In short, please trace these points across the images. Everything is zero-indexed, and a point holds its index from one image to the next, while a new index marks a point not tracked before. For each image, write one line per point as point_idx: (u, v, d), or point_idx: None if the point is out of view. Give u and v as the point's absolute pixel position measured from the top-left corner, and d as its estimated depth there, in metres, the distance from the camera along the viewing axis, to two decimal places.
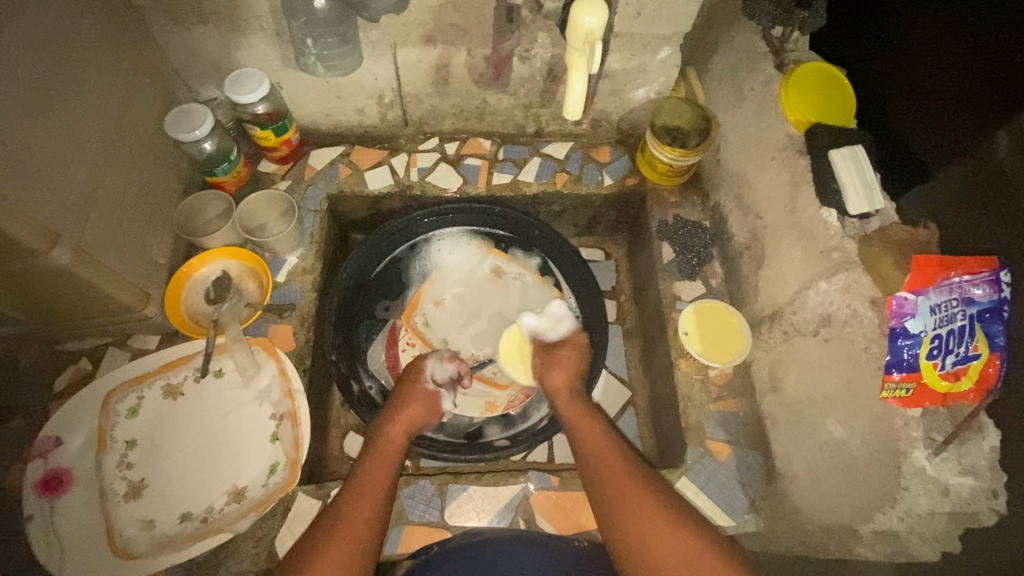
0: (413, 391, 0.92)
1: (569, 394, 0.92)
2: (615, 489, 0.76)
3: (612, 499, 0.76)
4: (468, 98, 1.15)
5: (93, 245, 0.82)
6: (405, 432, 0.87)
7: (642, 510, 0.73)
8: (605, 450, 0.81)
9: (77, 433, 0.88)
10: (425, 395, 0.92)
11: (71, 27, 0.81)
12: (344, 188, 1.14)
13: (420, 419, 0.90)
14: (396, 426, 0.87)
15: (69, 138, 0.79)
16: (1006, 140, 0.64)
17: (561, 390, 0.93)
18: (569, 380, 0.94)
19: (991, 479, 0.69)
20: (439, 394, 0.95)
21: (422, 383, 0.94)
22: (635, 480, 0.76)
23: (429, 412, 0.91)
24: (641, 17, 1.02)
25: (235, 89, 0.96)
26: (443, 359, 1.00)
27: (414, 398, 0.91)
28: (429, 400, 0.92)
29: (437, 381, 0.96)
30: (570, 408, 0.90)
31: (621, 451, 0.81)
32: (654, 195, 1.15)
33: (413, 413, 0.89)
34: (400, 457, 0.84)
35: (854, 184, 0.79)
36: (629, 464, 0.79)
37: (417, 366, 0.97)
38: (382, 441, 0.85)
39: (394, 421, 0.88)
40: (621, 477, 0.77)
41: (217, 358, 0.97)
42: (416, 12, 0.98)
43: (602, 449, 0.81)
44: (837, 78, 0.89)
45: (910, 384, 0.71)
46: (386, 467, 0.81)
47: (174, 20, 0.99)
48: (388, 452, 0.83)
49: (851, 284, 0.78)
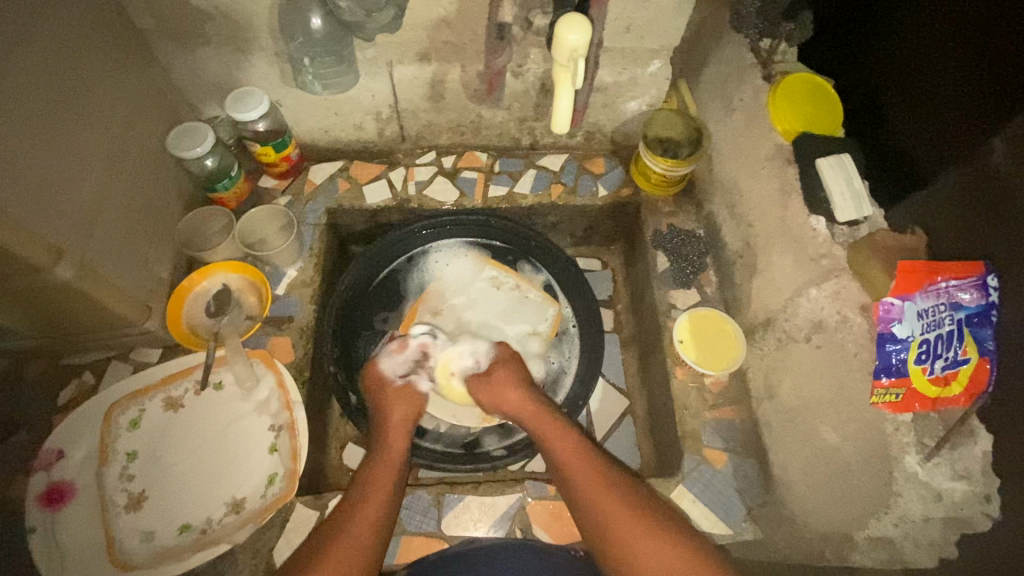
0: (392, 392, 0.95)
1: (529, 407, 0.91)
2: (592, 496, 0.77)
3: (589, 506, 0.77)
4: (464, 113, 1.17)
5: (96, 261, 0.84)
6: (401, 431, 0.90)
7: (621, 515, 0.74)
8: (577, 457, 0.82)
9: (79, 446, 0.90)
10: (407, 393, 0.96)
11: (77, 50, 0.84)
12: (343, 203, 1.16)
13: (408, 415, 0.93)
14: (393, 429, 0.90)
15: (73, 157, 0.81)
16: (1004, 145, 0.64)
17: (520, 404, 0.92)
18: (525, 393, 0.93)
19: (985, 484, 0.68)
20: (410, 381, 0.98)
21: (390, 382, 0.97)
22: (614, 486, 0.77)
23: (415, 404, 0.95)
24: (631, 32, 1.04)
25: (236, 107, 0.98)
26: (393, 353, 1.01)
27: (400, 398, 0.95)
28: (410, 395, 0.95)
29: (401, 374, 0.99)
30: (534, 420, 0.90)
31: (599, 457, 0.82)
32: (648, 204, 1.17)
33: (402, 415, 0.93)
34: (403, 460, 0.86)
35: (843, 193, 0.80)
36: (609, 469, 0.80)
37: (374, 371, 0.99)
38: (382, 445, 0.88)
39: (388, 424, 0.91)
40: (601, 487, 0.78)
41: (217, 371, 0.98)
42: (412, 31, 1.01)
43: (574, 456, 0.82)
44: (823, 88, 0.90)
45: (900, 390, 0.73)
46: (388, 471, 0.83)
47: (178, 42, 1.02)
48: (390, 457, 0.86)
49: (840, 290, 0.80)
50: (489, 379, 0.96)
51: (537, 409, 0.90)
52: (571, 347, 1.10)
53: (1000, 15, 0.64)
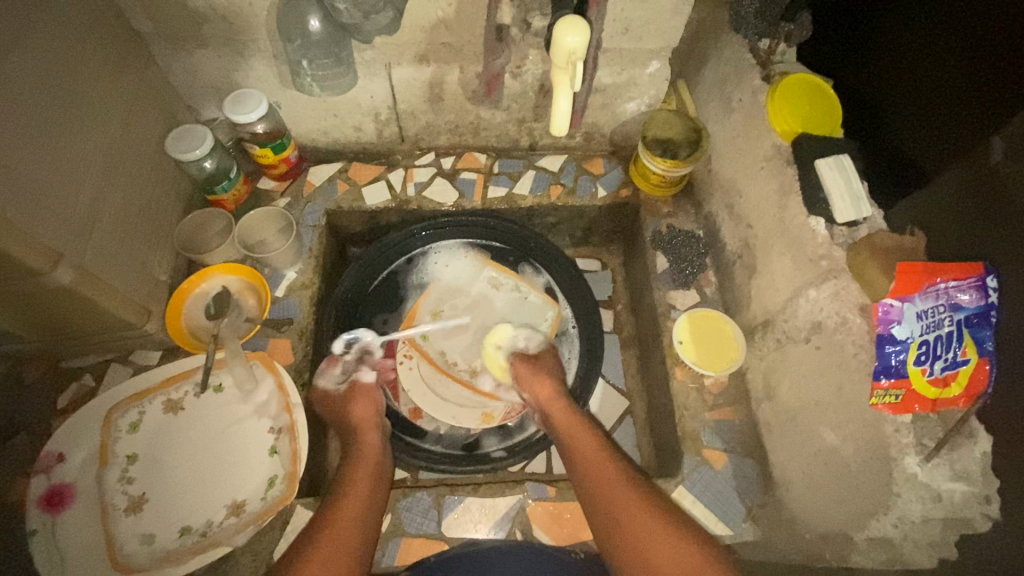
0: (347, 393, 0.97)
1: (559, 403, 0.93)
2: (608, 492, 0.79)
3: (604, 503, 0.78)
4: (462, 114, 1.17)
5: (95, 265, 0.84)
6: (371, 428, 0.92)
7: (633, 511, 0.75)
8: (598, 455, 0.83)
9: (79, 449, 0.90)
10: (361, 391, 0.97)
11: (74, 54, 0.84)
12: (341, 205, 1.16)
13: (370, 411, 0.95)
14: (365, 429, 0.92)
15: (72, 161, 0.81)
16: (1002, 144, 0.64)
17: (552, 399, 0.94)
18: (557, 389, 0.96)
19: (985, 484, 0.69)
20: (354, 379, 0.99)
21: (332, 391, 0.97)
22: (629, 484, 0.79)
23: (374, 399, 0.97)
24: (629, 33, 1.04)
25: (235, 109, 0.98)
26: (331, 364, 1.00)
27: (358, 395, 0.96)
28: (366, 391, 0.97)
29: (341, 380, 0.99)
30: (563, 417, 0.92)
31: (617, 456, 0.84)
32: (647, 205, 1.17)
33: (366, 412, 0.94)
34: (378, 456, 0.88)
35: (842, 192, 0.81)
36: (624, 468, 0.82)
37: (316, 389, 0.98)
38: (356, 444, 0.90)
39: (358, 423, 0.93)
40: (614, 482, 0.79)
41: (217, 373, 0.98)
42: (410, 32, 1.01)
43: (595, 454, 0.84)
44: (822, 87, 0.91)
45: (899, 391, 0.72)
46: (366, 470, 0.85)
47: (175, 44, 1.01)
48: (367, 455, 0.88)
49: (840, 291, 0.79)
50: (534, 364, 1.00)
51: (561, 405, 0.93)
52: (571, 349, 1.10)
53: (1001, 12, 0.64)
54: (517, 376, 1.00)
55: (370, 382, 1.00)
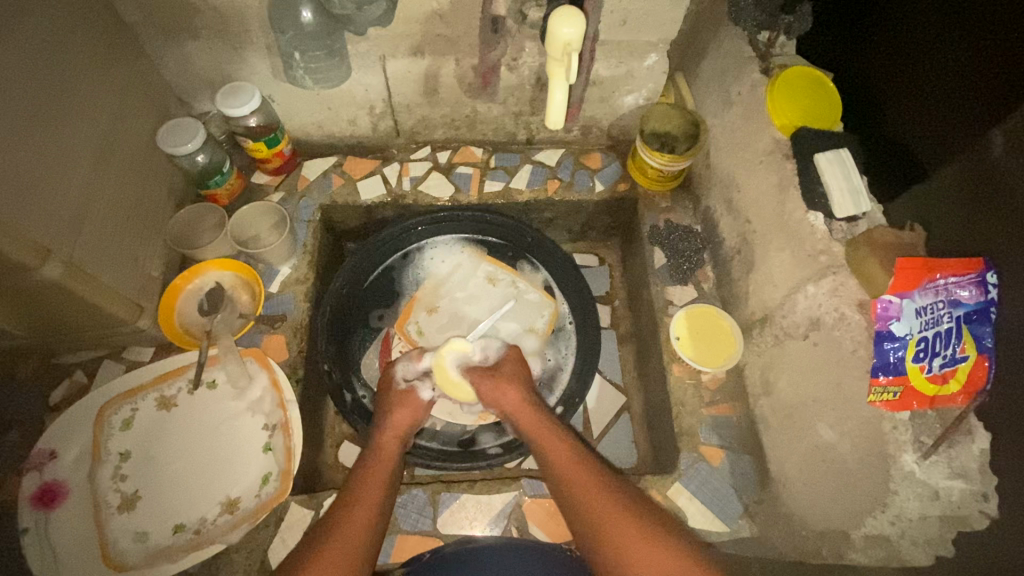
0: (391, 398, 0.94)
1: (526, 410, 0.90)
2: (585, 497, 0.77)
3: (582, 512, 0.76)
4: (458, 107, 1.16)
5: (85, 260, 0.83)
6: (397, 438, 0.88)
7: (614, 521, 0.73)
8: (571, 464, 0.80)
9: (72, 446, 0.89)
10: (400, 397, 0.94)
11: (63, 46, 0.82)
12: (336, 199, 1.15)
13: (407, 422, 0.91)
14: (389, 432, 0.89)
15: (61, 154, 0.80)
16: (1003, 138, 0.63)
17: (519, 407, 0.90)
18: (525, 396, 0.92)
19: (982, 482, 0.67)
20: (412, 388, 0.96)
21: (392, 386, 0.96)
22: (606, 493, 0.76)
23: (418, 413, 0.93)
24: (627, 24, 1.02)
25: (226, 102, 0.96)
26: (411, 360, 1.00)
27: (397, 402, 0.93)
28: (412, 400, 0.94)
29: (407, 378, 0.98)
30: (530, 426, 0.88)
31: (592, 463, 0.81)
32: (645, 200, 1.16)
33: (400, 417, 0.91)
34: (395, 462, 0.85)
35: (840, 187, 0.79)
36: (599, 476, 0.79)
37: (387, 371, 0.99)
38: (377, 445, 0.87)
39: (386, 426, 0.89)
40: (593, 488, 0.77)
41: (210, 369, 0.98)
42: (404, 24, 1.00)
43: (568, 462, 0.81)
44: (822, 80, 0.90)
45: (898, 387, 0.71)
46: (381, 474, 0.81)
47: (166, 35, 1.00)
48: (384, 457, 0.84)
49: (839, 287, 0.78)
50: (497, 374, 0.95)
51: (530, 410, 0.90)
52: (567, 345, 1.10)
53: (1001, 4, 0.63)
54: (481, 390, 0.94)
55: (425, 401, 0.95)
